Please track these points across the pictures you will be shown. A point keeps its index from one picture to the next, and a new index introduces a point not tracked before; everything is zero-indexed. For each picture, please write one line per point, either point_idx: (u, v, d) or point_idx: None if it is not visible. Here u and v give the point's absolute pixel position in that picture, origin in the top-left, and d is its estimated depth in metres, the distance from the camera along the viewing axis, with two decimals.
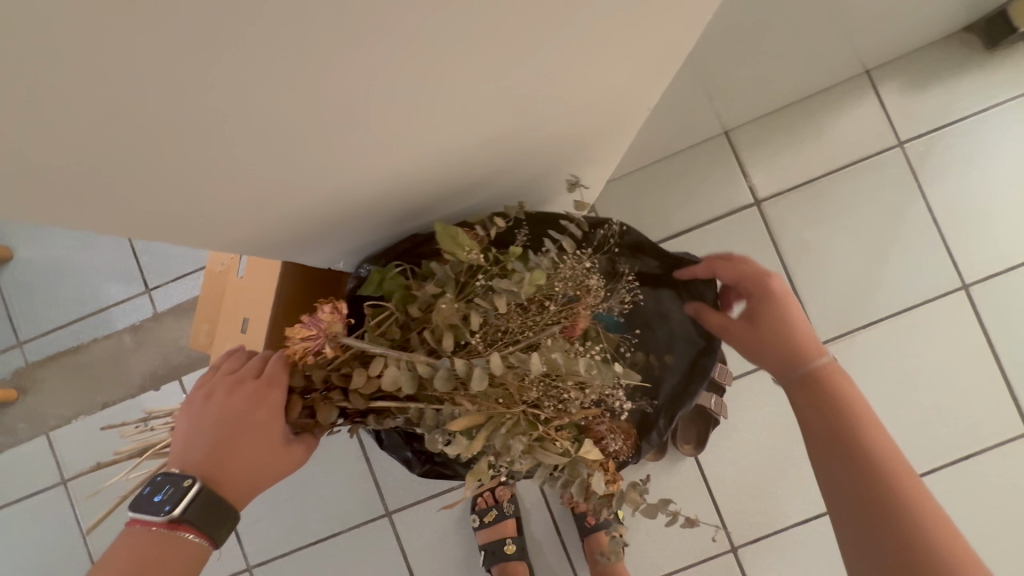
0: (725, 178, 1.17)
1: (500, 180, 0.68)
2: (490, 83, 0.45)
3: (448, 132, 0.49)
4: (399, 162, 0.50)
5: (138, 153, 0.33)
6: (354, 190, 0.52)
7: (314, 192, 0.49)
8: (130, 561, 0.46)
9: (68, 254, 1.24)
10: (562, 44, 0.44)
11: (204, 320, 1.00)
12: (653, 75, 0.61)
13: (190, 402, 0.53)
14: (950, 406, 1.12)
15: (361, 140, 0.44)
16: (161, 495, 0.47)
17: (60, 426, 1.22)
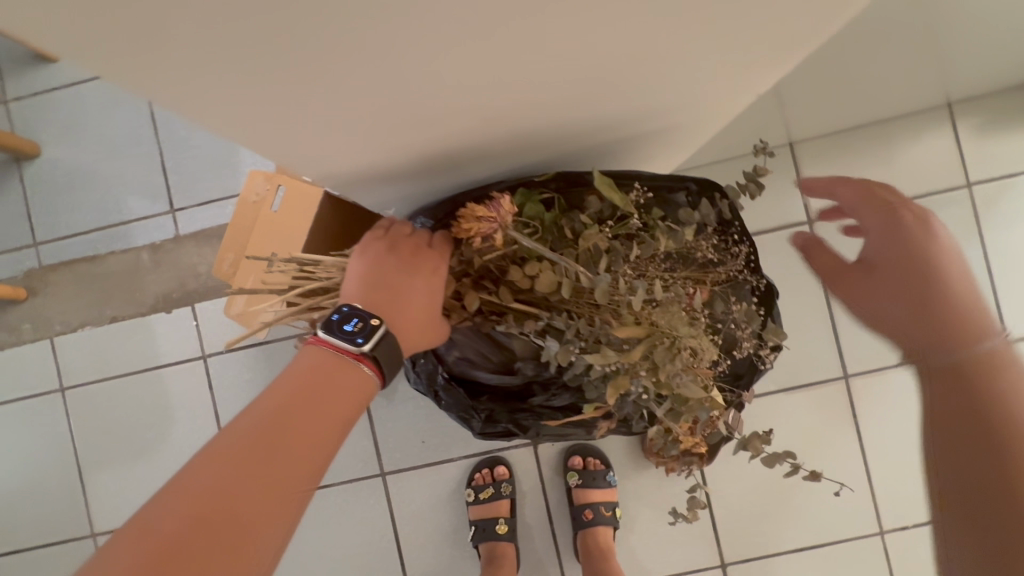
0: (782, 191, 1.13)
1: (575, 148, 0.64)
2: (602, 37, 0.41)
3: (536, 83, 0.46)
4: (482, 100, 0.46)
5: (222, 25, 0.30)
6: (427, 121, 0.48)
7: (387, 119, 0.46)
8: (317, 375, 0.48)
9: (96, 161, 1.20)
10: (684, 12, 0.41)
11: (229, 249, 0.94)
12: (753, 74, 0.57)
13: (372, 248, 0.55)
14: None
15: (451, 72, 0.40)
16: (352, 326, 0.50)
17: (65, 333, 1.19)
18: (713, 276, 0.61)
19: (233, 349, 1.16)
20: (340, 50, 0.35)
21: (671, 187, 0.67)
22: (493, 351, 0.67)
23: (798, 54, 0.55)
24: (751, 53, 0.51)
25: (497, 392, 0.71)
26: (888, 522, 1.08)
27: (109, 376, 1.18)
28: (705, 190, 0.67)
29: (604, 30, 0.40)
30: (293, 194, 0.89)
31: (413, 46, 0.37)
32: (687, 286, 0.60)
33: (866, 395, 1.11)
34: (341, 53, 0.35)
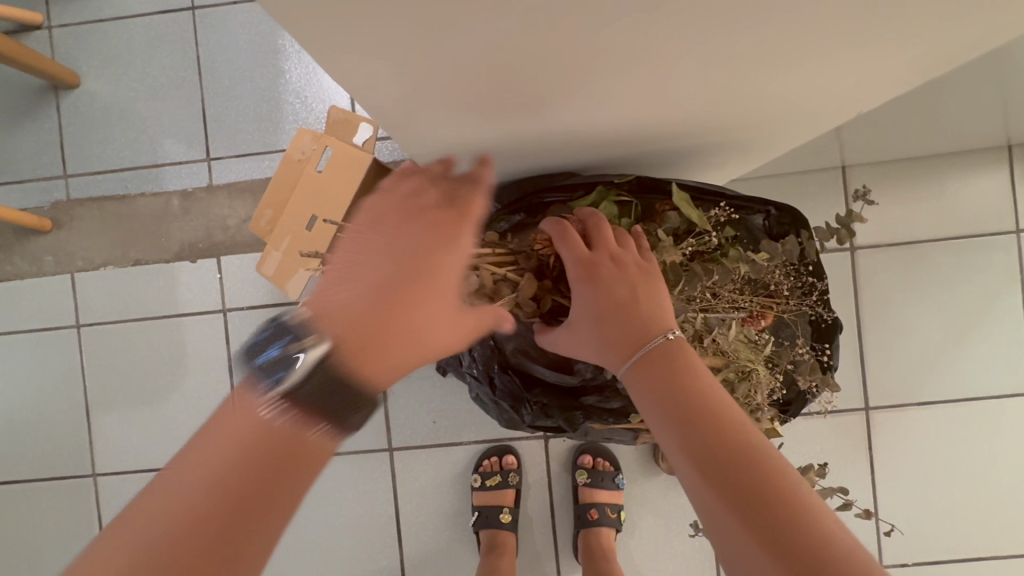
0: (828, 214, 1.11)
1: (645, 146, 0.62)
2: (715, 32, 0.39)
3: (639, 73, 0.44)
4: (575, 84, 0.44)
5: None
6: (514, 98, 0.46)
7: (480, 92, 0.44)
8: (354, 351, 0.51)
9: (135, 99, 1.18)
10: (811, 19, 0.39)
11: (268, 205, 0.92)
12: (846, 94, 0.55)
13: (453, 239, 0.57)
14: (976, 506, 1.08)
15: (556, 49, 0.39)
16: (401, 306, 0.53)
17: (87, 269, 1.18)
18: (776, 302, 0.60)
19: (254, 306, 1.15)
20: (463, 10, 0.34)
21: (752, 208, 0.66)
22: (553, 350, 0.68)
23: (895, 76, 0.53)
24: (856, 69, 0.49)
25: (547, 389, 0.71)
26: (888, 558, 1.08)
27: (127, 318, 1.17)
28: (785, 217, 0.66)
29: (728, 26, 0.38)
30: (340, 157, 0.87)
31: (535, 16, 0.35)
32: (749, 310, 0.60)
33: (885, 429, 1.10)
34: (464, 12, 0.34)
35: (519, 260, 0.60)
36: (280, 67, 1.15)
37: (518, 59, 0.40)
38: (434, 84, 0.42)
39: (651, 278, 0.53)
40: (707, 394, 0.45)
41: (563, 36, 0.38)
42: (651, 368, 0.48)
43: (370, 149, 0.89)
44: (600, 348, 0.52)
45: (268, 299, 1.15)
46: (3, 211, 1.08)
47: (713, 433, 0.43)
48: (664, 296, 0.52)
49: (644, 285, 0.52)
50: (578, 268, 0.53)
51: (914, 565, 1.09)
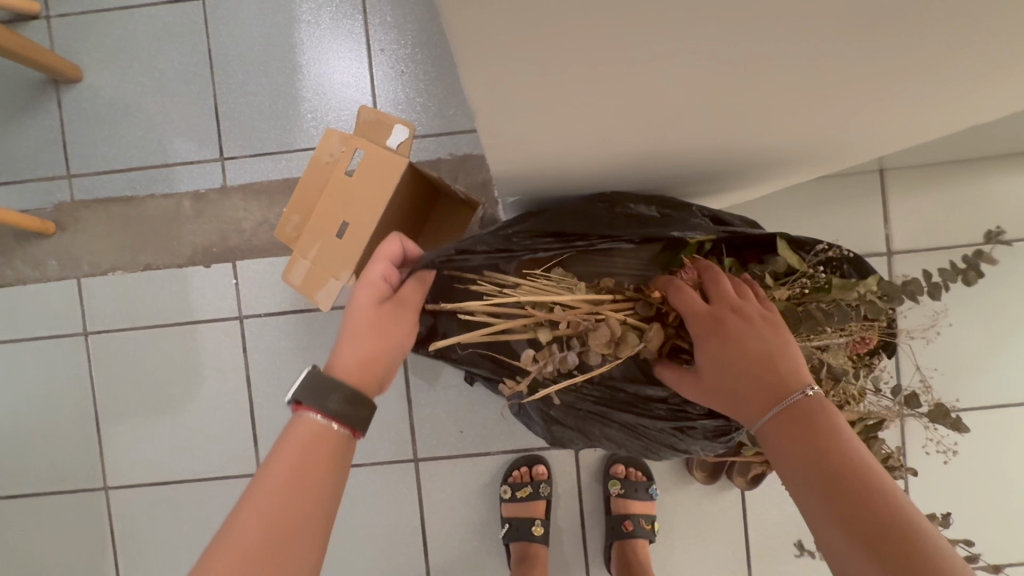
0: (865, 218, 1.09)
1: (719, 159, 0.58)
2: (838, 36, 0.36)
3: (738, 83, 0.41)
4: (669, 93, 0.41)
5: None
6: (602, 107, 0.42)
7: (579, 97, 0.40)
8: (305, 442, 0.55)
9: (142, 94, 1.11)
10: (941, 22, 0.35)
11: (295, 210, 0.88)
12: (942, 105, 0.52)
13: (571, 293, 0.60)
14: (1008, 512, 1.08)
15: (664, 52, 0.35)
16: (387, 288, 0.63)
17: (93, 274, 1.12)
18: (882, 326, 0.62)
19: (272, 314, 1.10)
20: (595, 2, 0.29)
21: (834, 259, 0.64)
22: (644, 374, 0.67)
23: (995, 87, 0.49)
24: (966, 78, 0.46)
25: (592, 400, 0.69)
26: None
27: (137, 325, 1.12)
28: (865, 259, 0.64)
29: (863, 26, 0.35)
30: (374, 161, 0.82)
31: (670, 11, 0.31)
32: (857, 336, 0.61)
33: (917, 436, 1.09)
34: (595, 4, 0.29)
35: (638, 306, 0.61)
36: (296, 62, 1.09)
37: (632, 61, 0.36)
38: (529, 89, 0.38)
39: (780, 332, 0.51)
40: (851, 459, 0.42)
41: (693, 32, 0.33)
42: (787, 422, 0.46)
43: (406, 152, 0.84)
44: (730, 399, 0.50)
45: (287, 306, 1.10)
46: (4, 214, 1.01)
47: (867, 505, 0.40)
48: (795, 350, 0.50)
49: (772, 339, 0.50)
50: (700, 322, 0.53)
51: None
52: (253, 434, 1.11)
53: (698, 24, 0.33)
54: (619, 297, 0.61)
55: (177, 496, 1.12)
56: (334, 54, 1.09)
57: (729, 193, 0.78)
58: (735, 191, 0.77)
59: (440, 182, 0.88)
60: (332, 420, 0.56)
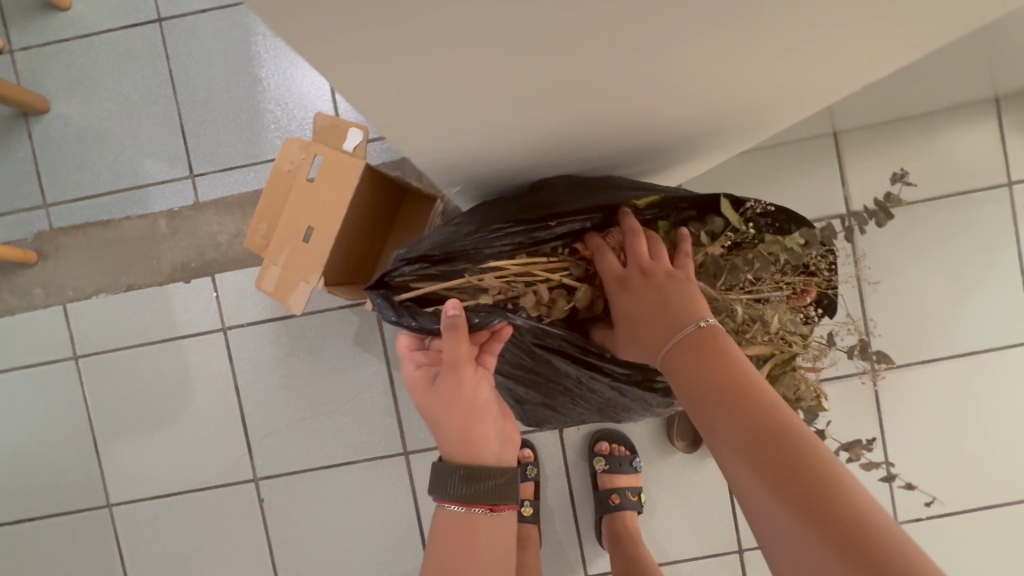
0: (823, 182, 1.11)
1: (648, 136, 0.61)
2: (714, 25, 0.39)
3: (637, 74, 0.43)
4: (575, 88, 0.44)
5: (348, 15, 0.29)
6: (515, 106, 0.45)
7: (494, 97, 0.42)
8: (455, 525, 0.62)
9: (110, 120, 1.14)
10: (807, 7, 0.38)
11: (262, 219, 0.91)
12: (851, 71, 0.55)
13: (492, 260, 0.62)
14: (982, 454, 1.12)
15: (554, 58, 0.38)
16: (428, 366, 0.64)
17: (78, 298, 1.15)
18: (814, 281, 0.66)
19: (254, 323, 1.13)
20: (482, 17, 0.32)
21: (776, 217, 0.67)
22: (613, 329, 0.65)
23: (896, 52, 0.52)
24: (866, 45, 0.48)
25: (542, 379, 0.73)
26: (903, 515, 1.12)
27: (125, 345, 1.15)
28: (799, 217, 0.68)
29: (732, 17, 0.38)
30: (329, 165, 0.85)
31: (552, 22, 0.34)
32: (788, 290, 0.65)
33: (890, 389, 1.13)
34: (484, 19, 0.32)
35: (572, 267, 0.65)
36: (257, 75, 1.12)
37: (528, 65, 0.38)
38: (445, 97, 0.40)
39: (682, 283, 0.55)
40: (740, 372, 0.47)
41: (577, 37, 0.36)
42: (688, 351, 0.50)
43: (363, 155, 0.87)
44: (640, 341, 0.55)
45: (269, 315, 1.13)
46: None
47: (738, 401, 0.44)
48: (696, 295, 0.54)
49: (673, 291, 0.54)
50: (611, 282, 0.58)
51: (926, 519, 1.13)
52: (246, 441, 1.15)
53: (579, 31, 0.35)
54: (554, 259, 0.65)
55: (180, 507, 1.16)
56: (293, 65, 1.11)
57: (675, 168, 0.81)
58: (680, 166, 0.79)
59: (400, 181, 0.91)
60: (470, 504, 0.62)
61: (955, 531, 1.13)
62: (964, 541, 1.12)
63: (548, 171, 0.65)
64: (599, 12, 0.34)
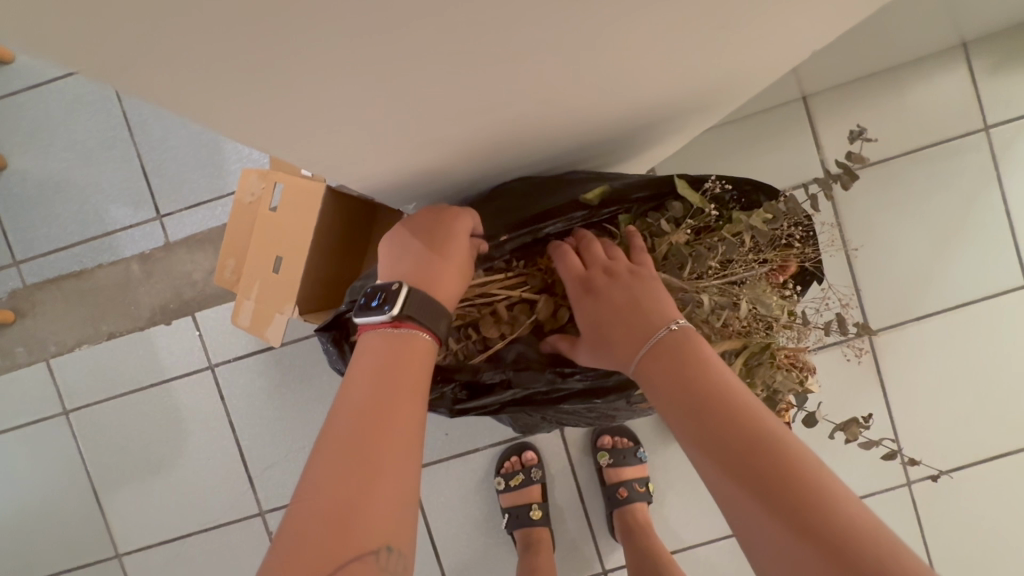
0: (797, 149, 1.09)
1: (601, 132, 0.59)
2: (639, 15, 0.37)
3: (570, 73, 0.42)
4: (509, 96, 0.42)
5: (239, 59, 0.27)
6: (450, 122, 0.44)
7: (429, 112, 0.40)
8: None
9: (69, 169, 1.12)
10: None
11: (229, 254, 0.90)
12: (799, 40, 0.53)
13: (460, 236, 0.56)
14: (988, 404, 1.11)
15: (476, 70, 0.37)
16: (377, 300, 0.51)
17: (61, 353, 1.14)
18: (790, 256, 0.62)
19: (241, 357, 1.12)
20: (388, 41, 0.30)
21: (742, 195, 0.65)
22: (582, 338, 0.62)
23: (840, 16, 0.50)
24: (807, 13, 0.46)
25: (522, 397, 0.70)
26: (915, 474, 1.11)
27: (114, 394, 1.13)
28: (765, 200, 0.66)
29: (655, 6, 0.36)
30: (288, 192, 0.83)
31: (463, 37, 0.32)
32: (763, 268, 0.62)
33: (889, 349, 1.11)
34: (394, 41, 0.30)
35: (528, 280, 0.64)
36: None
37: (452, 81, 0.37)
38: (372, 123, 0.39)
39: (647, 281, 0.53)
40: (715, 376, 0.44)
41: (495, 46, 0.34)
42: (658, 354, 0.48)
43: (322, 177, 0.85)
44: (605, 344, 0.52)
45: (254, 347, 1.12)
46: None
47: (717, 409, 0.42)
48: (661, 291, 0.52)
49: (639, 288, 0.52)
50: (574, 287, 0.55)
51: (940, 475, 1.12)
52: (248, 476, 1.13)
53: (495, 40, 0.34)
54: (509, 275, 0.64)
55: (189, 549, 1.15)
56: None
57: (639, 155, 0.79)
58: (644, 153, 0.78)
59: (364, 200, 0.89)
60: None
61: (969, 484, 1.12)
62: (979, 493, 1.12)
63: (508, 174, 0.63)
64: (513, 19, 0.32)
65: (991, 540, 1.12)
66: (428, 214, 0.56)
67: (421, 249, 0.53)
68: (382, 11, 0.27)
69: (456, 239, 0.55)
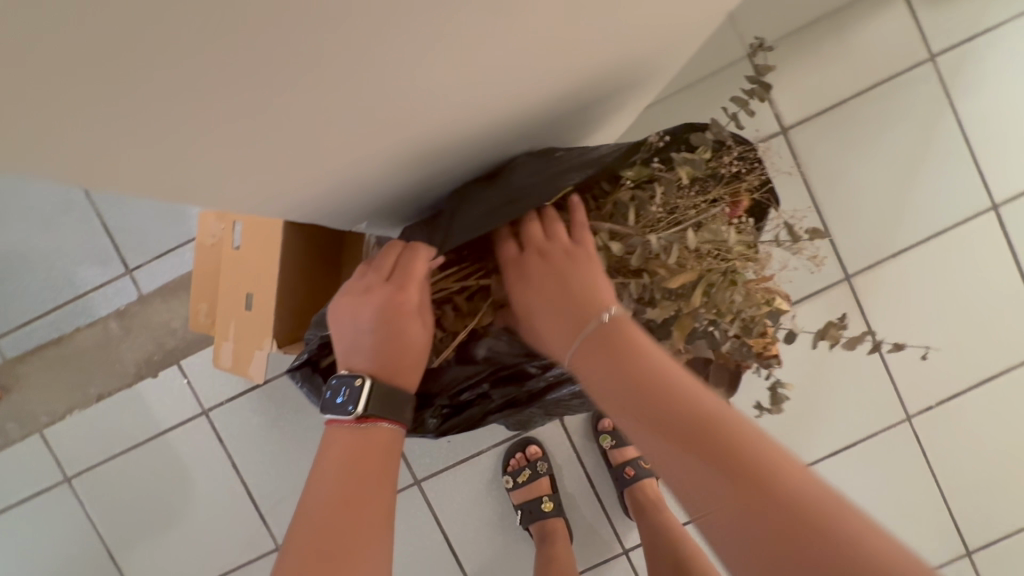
0: (750, 106, 1.09)
1: (538, 120, 0.59)
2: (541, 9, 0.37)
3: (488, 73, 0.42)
4: (434, 106, 0.42)
5: (140, 124, 0.27)
6: (379, 140, 0.44)
7: (356, 133, 0.41)
8: None
9: (29, 238, 1.11)
10: None
11: (201, 298, 0.91)
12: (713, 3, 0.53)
13: (408, 304, 0.51)
14: (973, 328, 1.12)
15: (391, 90, 0.37)
16: (341, 397, 0.50)
17: (53, 422, 1.13)
18: (747, 185, 0.54)
19: (234, 397, 1.12)
20: (290, 79, 0.30)
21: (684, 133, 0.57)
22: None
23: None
24: None
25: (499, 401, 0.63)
26: (912, 407, 1.13)
27: (112, 453, 1.13)
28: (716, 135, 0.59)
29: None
30: (247, 228, 0.83)
31: (368, 62, 0.32)
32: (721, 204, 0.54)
33: (870, 290, 1.12)
34: (301, 76, 0.30)
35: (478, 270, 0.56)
36: None
37: (368, 103, 0.37)
38: None
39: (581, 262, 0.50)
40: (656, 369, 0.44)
41: (404, 65, 0.35)
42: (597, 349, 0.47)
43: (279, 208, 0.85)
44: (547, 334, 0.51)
45: (245, 385, 1.12)
46: None
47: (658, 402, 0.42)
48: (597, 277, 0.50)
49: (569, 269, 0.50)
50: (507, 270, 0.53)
51: (934, 406, 1.14)
52: (259, 514, 1.13)
53: (403, 59, 0.34)
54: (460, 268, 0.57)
55: None
56: None
57: (587, 137, 0.79)
58: (592, 134, 0.78)
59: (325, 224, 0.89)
60: None
61: (966, 408, 1.14)
62: (976, 415, 1.14)
63: (451, 179, 0.63)
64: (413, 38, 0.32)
65: (994, 459, 1.14)
66: (383, 289, 0.51)
67: (377, 349, 0.51)
68: (274, 53, 0.27)
69: (408, 320, 0.51)
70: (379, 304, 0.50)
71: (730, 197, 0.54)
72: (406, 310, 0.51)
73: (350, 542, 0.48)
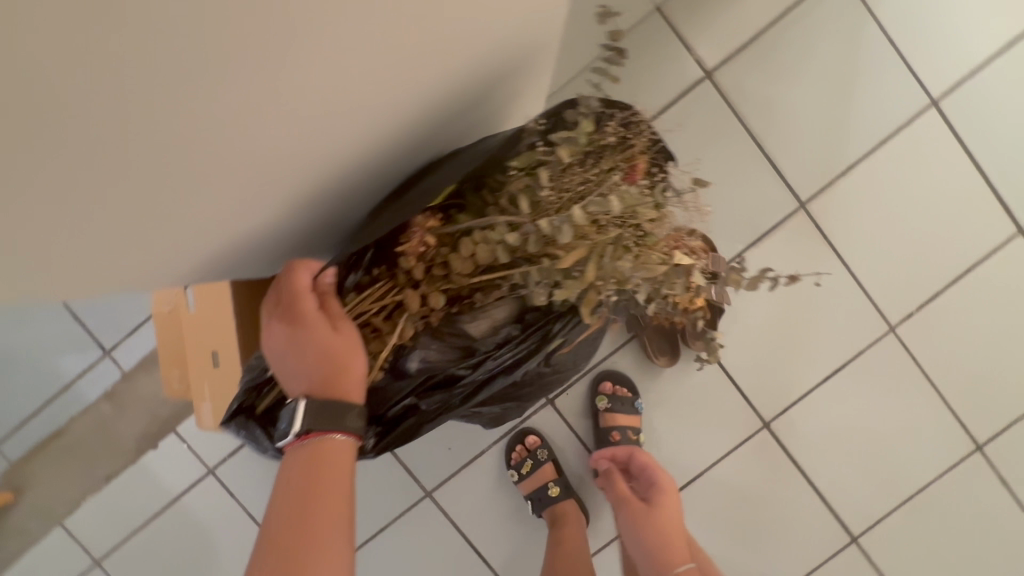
0: (669, 58, 1.08)
1: (426, 129, 0.60)
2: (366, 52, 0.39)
3: (344, 116, 0.44)
4: (298, 155, 0.44)
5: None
6: (253, 198, 0.45)
7: (229, 192, 0.42)
8: None
9: (6, 341, 1.14)
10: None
11: (171, 365, 0.93)
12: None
13: (312, 323, 0.49)
14: (938, 227, 1.12)
15: (243, 157, 0.38)
16: (286, 421, 0.50)
17: (71, 511, 1.16)
18: (637, 148, 0.54)
19: (236, 453, 1.12)
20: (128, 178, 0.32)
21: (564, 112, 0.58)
22: (491, 312, 0.54)
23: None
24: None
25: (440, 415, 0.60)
26: (894, 317, 1.13)
27: (133, 531, 1.15)
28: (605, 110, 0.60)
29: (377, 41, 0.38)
30: (196, 290, 0.85)
31: (205, 143, 0.34)
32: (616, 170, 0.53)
33: (828, 212, 1.12)
34: (142, 172, 0.32)
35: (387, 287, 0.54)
36: None
37: (225, 174, 0.39)
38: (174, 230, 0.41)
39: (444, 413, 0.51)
40: None
41: (247, 137, 0.36)
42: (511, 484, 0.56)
43: None
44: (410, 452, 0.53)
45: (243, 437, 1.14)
46: None
47: None
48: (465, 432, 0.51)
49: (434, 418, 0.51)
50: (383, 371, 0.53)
51: (918, 311, 1.14)
52: None
53: (244, 131, 0.36)
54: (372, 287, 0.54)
55: None
56: None
57: (498, 128, 0.79)
58: (500, 126, 0.78)
59: None
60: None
61: (947, 306, 1.14)
62: (959, 311, 1.14)
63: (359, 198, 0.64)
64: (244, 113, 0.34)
65: (985, 350, 1.14)
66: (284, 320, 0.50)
67: (306, 370, 0.49)
68: (97, 165, 0.29)
69: (319, 333, 0.49)
70: (285, 333, 0.49)
71: (624, 162, 0.54)
72: (315, 325, 0.49)
73: (304, 547, 0.45)
